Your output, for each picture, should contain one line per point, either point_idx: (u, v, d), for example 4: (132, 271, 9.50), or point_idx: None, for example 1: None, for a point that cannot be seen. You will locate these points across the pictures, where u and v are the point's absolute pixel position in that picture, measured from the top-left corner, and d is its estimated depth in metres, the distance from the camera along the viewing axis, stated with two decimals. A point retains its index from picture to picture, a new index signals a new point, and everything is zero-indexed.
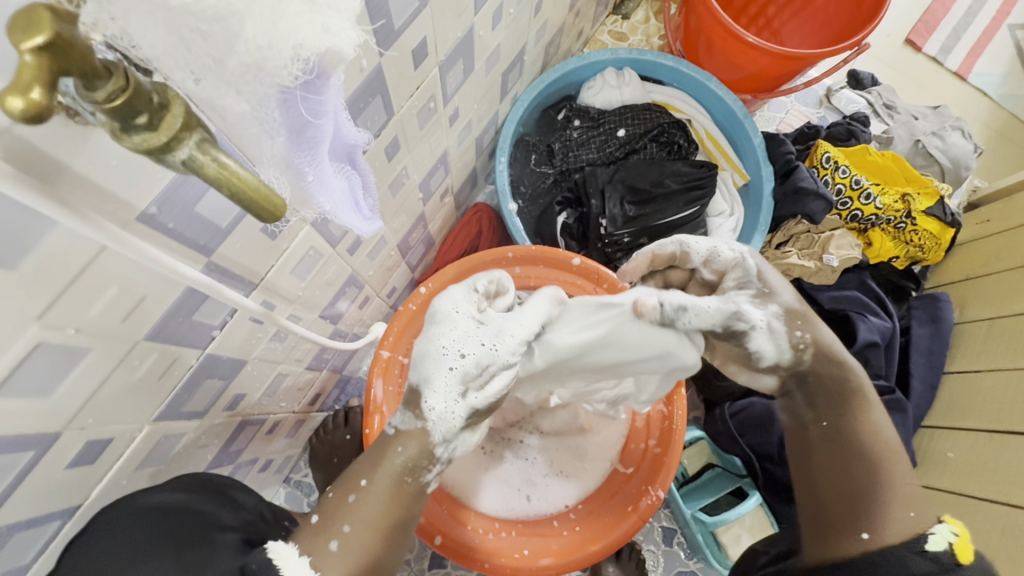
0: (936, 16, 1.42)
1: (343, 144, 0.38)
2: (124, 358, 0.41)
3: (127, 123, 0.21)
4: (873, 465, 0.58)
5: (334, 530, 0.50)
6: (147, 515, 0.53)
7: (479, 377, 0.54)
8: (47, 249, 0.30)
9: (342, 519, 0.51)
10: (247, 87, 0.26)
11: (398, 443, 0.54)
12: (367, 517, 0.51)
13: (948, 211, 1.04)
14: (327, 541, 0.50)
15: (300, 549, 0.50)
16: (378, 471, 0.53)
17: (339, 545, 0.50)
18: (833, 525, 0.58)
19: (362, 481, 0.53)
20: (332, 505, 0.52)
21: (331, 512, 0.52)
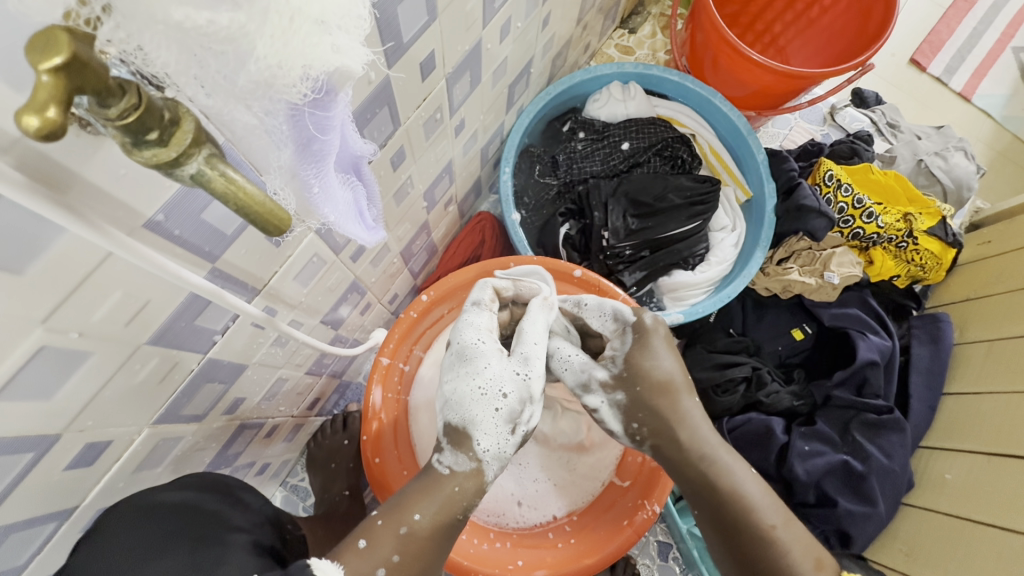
0: (942, 36, 1.43)
1: (349, 156, 0.38)
2: (125, 362, 0.41)
3: (138, 139, 0.21)
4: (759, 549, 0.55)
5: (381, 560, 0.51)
6: (159, 513, 0.53)
7: (521, 411, 0.59)
8: (55, 254, 0.30)
9: (390, 548, 0.51)
10: (256, 102, 0.26)
11: (453, 481, 0.56)
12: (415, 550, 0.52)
13: (949, 231, 1.04)
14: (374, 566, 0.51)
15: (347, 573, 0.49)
16: (430, 503, 0.55)
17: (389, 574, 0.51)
18: None
19: (415, 514, 0.54)
20: (378, 531, 0.52)
21: (379, 539, 0.52)
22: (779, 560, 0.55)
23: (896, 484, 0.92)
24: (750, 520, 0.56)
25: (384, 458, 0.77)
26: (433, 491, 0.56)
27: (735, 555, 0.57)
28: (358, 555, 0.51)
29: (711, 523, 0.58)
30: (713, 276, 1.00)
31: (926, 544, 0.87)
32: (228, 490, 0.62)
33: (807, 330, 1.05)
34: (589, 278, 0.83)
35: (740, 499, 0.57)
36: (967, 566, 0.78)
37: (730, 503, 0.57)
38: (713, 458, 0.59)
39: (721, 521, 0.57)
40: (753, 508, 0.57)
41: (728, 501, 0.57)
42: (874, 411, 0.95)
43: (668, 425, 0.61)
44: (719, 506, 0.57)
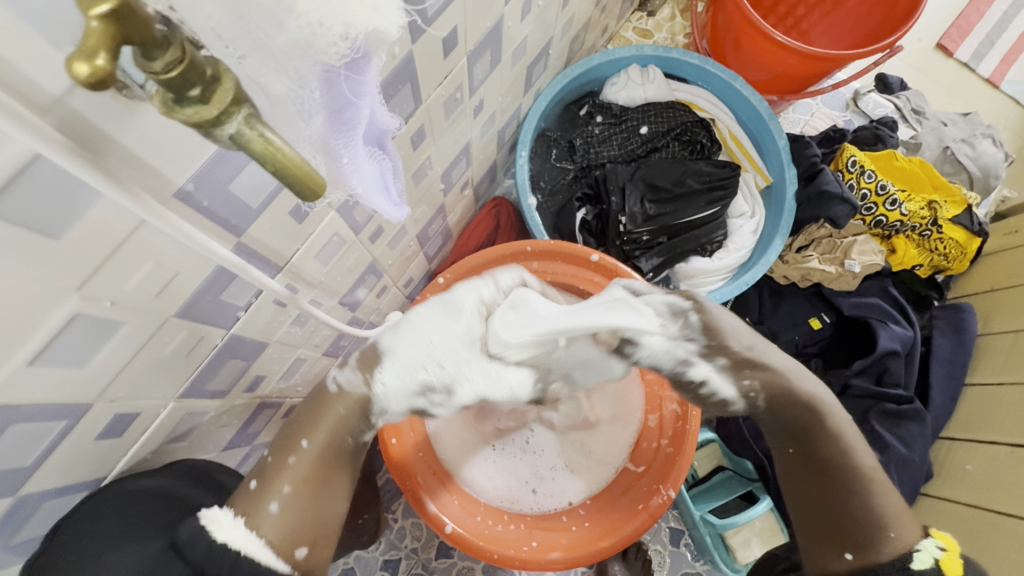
0: (970, 20, 1.39)
1: (375, 129, 0.38)
2: (155, 333, 0.42)
3: (181, 95, 0.21)
4: (851, 487, 0.58)
5: (274, 493, 0.52)
6: (132, 503, 0.51)
7: (435, 391, 0.62)
8: (91, 220, 0.30)
9: (284, 479, 0.53)
10: (291, 64, 0.26)
11: (338, 401, 0.59)
12: (306, 474, 0.54)
13: (975, 220, 1.02)
14: (268, 502, 0.52)
15: (234, 511, 0.51)
16: (315, 430, 0.57)
17: (281, 505, 0.52)
18: (830, 525, 0.58)
19: (303, 442, 0.56)
20: (271, 469, 0.54)
21: (270, 475, 0.54)
22: (874, 500, 0.57)
23: (914, 474, 0.91)
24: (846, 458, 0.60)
25: (401, 439, 0.78)
26: (321, 415, 0.58)
27: (827, 490, 0.59)
28: (249, 494, 0.52)
29: (802, 459, 0.62)
30: (731, 263, 0.98)
31: (945, 534, 0.86)
32: (207, 475, 0.60)
33: (826, 319, 1.03)
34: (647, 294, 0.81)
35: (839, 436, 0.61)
36: (988, 555, 0.77)
37: (830, 440, 0.61)
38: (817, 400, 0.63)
39: (814, 458, 0.61)
40: (850, 451, 0.60)
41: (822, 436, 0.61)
42: (894, 401, 0.93)
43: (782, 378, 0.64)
44: (818, 441, 0.62)
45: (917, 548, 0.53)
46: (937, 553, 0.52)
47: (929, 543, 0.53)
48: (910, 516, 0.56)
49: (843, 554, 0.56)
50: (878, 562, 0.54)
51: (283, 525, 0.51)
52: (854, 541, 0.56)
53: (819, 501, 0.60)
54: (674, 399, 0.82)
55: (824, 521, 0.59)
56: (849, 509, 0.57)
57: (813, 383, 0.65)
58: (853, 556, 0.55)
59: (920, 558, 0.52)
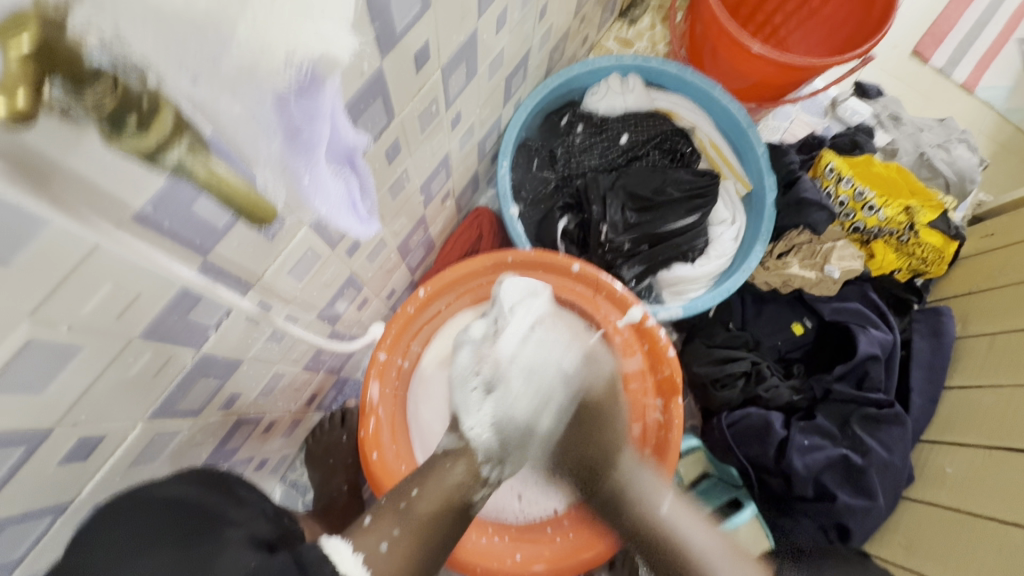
0: (945, 27, 1.42)
1: (341, 146, 0.38)
2: (117, 356, 0.41)
3: (118, 125, 0.23)
4: (691, 569, 0.71)
5: (383, 533, 0.60)
6: (147, 510, 0.51)
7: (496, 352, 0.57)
8: (41, 246, 0.30)
9: (391, 523, 0.61)
10: (243, 91, 0.25)
11: (449, 462, 0.69)
12: (413, 525, 0.62)
13: (951, 225, 1.03)
14: (379, 540, 0.60)
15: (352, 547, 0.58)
16: (427, 484, 0.66)
17: (389, 546, 0.60)
18: None
19: (412, 491, 0.65)
20: (381, 512, 0.62)
21: (383, 516, 0.62)
22: (684, 540, 0.72)
23: (896, 478, 0.91)
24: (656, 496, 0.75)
25: (382, 452, 0.77)
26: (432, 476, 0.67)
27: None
28: (364, 530, 0.60)
29: (657, 551, 0.73)
30: (712, 271, 1.00)
31: (927, 538, 0.86)
32: (224, 485, 0.61)
33: (808, 324, 1.04)
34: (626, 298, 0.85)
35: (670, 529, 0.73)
36: (968, 559, 0.78)
37: (662, 524, 0.73)
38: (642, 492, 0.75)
39: (638, 513, 0.75)
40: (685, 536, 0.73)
41: (641, 490, 0.76)
42: (873, 406, 0.94)
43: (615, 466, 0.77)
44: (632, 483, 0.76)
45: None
46: None
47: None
48: (737, 571, 0.71)
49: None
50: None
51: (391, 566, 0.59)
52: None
53: (656, 554, 0.73)
54: (657, 407, 0.84)
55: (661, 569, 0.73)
56: None
57: (635, 470, 0.77)
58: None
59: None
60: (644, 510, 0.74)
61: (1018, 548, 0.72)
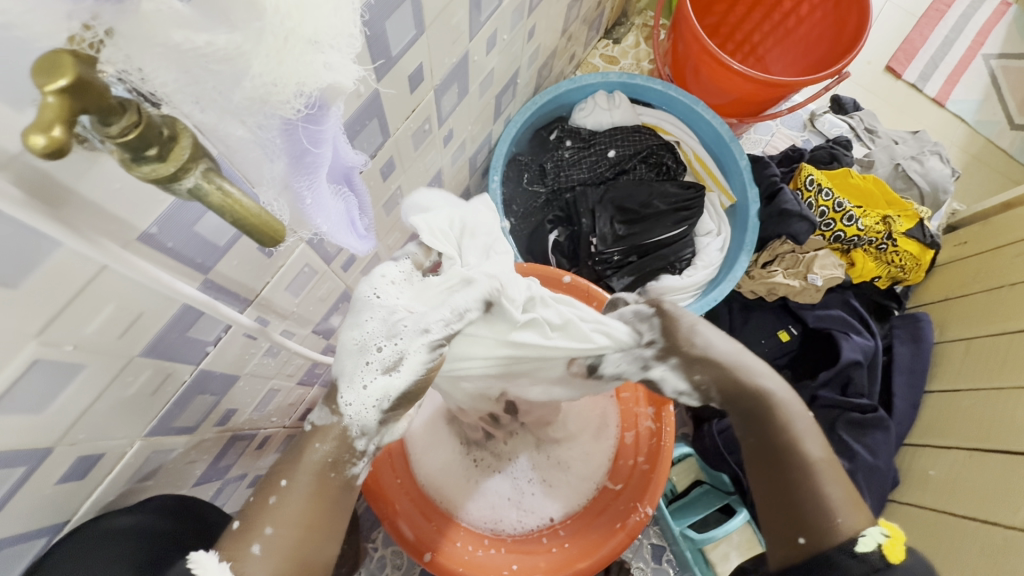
0: (915, 44, 1.48)
1: (341, 167, 0.40)
2: (118, 374, 0.42)
3: (138, 155, 0.22)
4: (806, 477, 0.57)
5: (257, 534, 0.46)
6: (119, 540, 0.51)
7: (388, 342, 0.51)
8: (51, 267, 0.31)
9: (264, 521, 0.46)
10: (250, 117, 0.27)
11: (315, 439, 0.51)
12: (294, 518, 0.47)
13: (926, 233, 1.07)
14: (250, 544, 0.46)
15: (220, 555, 0.45)
16: (298, 468, 0.49)
17: (262, 550, 0.45)
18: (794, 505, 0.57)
19: (281, 482, 0.49)
20: (253, 511, 0.48)
21: (253, 515, 0.47)
22: (821, 490, 0.57)
23: (881, 481, 0.94)
24: (798, 453, 0.59)
25: (378, 466, 0.77)
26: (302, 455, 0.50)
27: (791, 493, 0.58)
28: (233, 535, 0.46)
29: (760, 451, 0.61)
30: (701, 280, 1.01)
31: (913, 540, 0.88)
32: (193, 512, 0.60)
33: (794, 331, 1.06)
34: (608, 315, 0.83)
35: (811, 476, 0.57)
36: (953, 560, 0.80)
37: (779, 426, 0.60)
38: (771, 421, 0.61)
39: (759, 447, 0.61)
40: (817, 481, 0.57)
41: (780, 445, 0.60)
42: (858, 410, 0.96)
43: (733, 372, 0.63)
44: (770, 431, 0.61)
45: (861, 535, 0.53)
46: (881, 538, 0.52)
47: (874, 529, 0.53)
48: (856, 503, 0.57)
49: (797, 539, 0.56)
50: (826, 550, 0.53)
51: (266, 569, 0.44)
52: (808, 525, 0.56)
53: (777, 490, 0.59)
54: (648, 415, 0.84)
55: (772, 513, 0.59)
56: (808, 511, 0.56)
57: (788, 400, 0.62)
58: (805, 539, 0.55)
59: (863, 541, 0.52)
60: (773, 417, 0.61)
61: (1001, 548, 0.74)
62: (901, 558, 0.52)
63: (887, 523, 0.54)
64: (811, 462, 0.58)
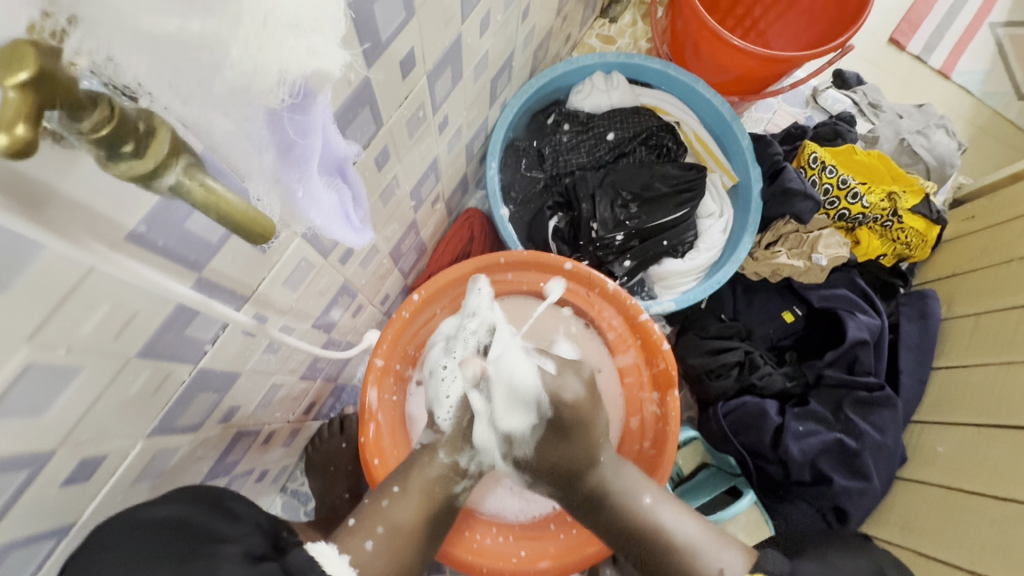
0: (920, 14, 1.44)
1: (333, 157, 0.39)
2: (117, 375, 0.41)
3: (114, 151, 0.21)
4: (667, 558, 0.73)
5: (368, 532, 0.67)
6: (139, 533, 0.49)
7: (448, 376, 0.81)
8: (37, 271, 0.30)
9: (377, 521, 0.68)
10: (234, 108, 0.26)
11: (426, 454, 0.75)
12: (397, 522, 0.68)
13: (932, 209, 1.05)
14: (362, 540, 0.66)
15: (337, 549, 0.64)
16: (408, 482, 0.72)
17: (373, 545, 0.66)
18: None
19: (394, 489, 0.71)
20: (368, 512, 0.69)
21: (367, 516, 0.68)
22: (686, 566, 0.72)
23: (889, 458, 0.93)
24: (656, 534, 0.74)
25: (384, 457, 0.78)
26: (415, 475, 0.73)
27: None
28: (348, 531, 0.67)
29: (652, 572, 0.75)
30: (702, 263, 1.00)
31: (923, 516, 0.88)
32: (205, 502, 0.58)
33: (798, 312, 1.06)
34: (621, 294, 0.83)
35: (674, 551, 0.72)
36: (961, 536, 0.80)
37: (637, 516, 0.74)
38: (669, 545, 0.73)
39: (649, 562, 0.74)
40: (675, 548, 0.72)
41: (674, 555, 0.72)
42: (865, 389, 0.96)
43: (636, 511, 0.74)
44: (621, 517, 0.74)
45: None
46: None
47: None
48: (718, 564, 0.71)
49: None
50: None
51: (376, 562, 0.65)
52: None
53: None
54: (653, 399, 0.84)
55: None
56: None
57: (638, 491, 0.75)
58: None
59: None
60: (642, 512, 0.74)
61: (1011, 523, 0.74)
62: None
63: (753, 574, 0.68)
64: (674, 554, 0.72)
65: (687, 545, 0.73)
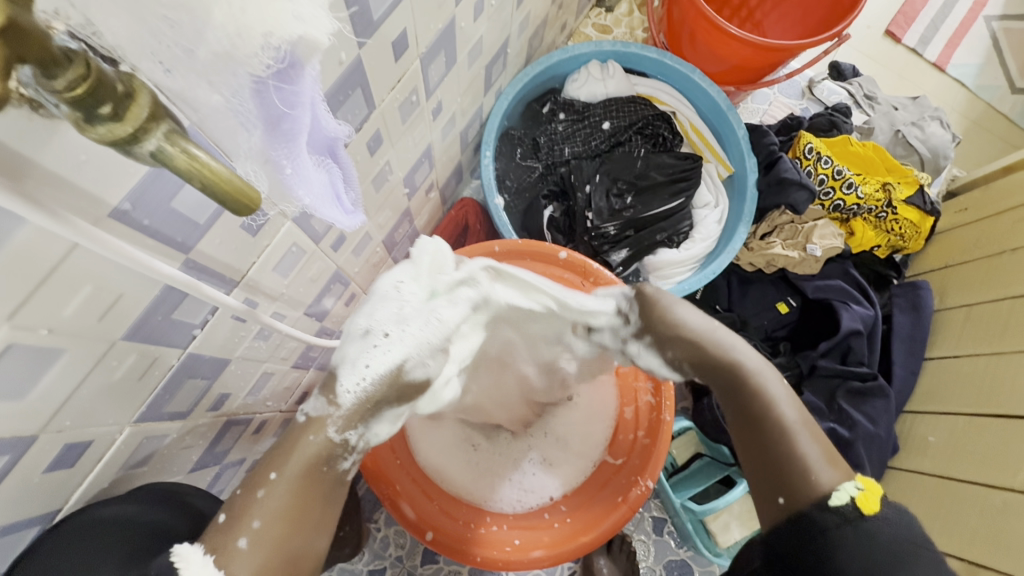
0: (916, 7, 1.44)
1: (323, 136, 0.38)
2: (102, 358, 0.40)
3: (91, 113, 0.20)
4: (768, 425, 0.58)
5: (242, 528, 0.48)
6: (102, 531, 0.49)
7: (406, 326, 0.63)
8: (17, 246, 0.29)
9: (253, 515, 0.49)
10: (218, 78, 0.25)
11: (309, 431, 0.53)
12: (277, 508, 0.49)
13: (927, 200, 1.06)
14: (236, 538, 0.48)
15: (205, 548, 0.48)
16: (289, 460, 0.52)
17: (248, 543, 0.48)
18: (768, 457, 0.57)
19: (272, 475, 0.51)
20: (241, 502, 0.49)
21: (239, 509, 0.49)
22: (791, 445, 0.56)
23: (881, 448, 0.94)
24: (766, 411, 0.59)
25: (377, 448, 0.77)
26: (296, 449, 0.53)
27: (759, 439, 0.58)
28: (219, 528, 0.49)
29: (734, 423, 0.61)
30: (698, 253, 1.00)
31: (915, 504, 0.88)
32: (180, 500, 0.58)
33: (792, 303, 1.06)
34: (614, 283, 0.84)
35: (779, 429, 0.57)
36: (951, 525, 0.81)
37: (748, 394, 0.60)
38: (775, 423, 0.58)
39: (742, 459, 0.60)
40: (786, 432, 0.57)
41: (779, 439, 0.57)
42: (858, 378, 0.96)
43: (738, 383, 0.61)
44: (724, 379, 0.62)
45: (836, 489, 0.53)
46: (853, 491, 0.52)
47: (849, 483, 0.53)
48: (828, 461, 0.56)
49: (776, 499, 0.56)
50: (804, 506, 0.53)
51: (255, 563, 0.47)
52: (785, 486, 0.55)
53: (748, 442, 0.60)
54: (648, 389, 0.84)
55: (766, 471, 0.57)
56: (777, 454, 0.57)
57: (761, 373, 0.61)
58: (785, 500, 0.55)
59: (837, 496, 0.52)
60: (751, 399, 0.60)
61: (1001, 512, 0.74)
62: (875, 510, 0.52)
63: (864, 477, 0.54)
64: (773, 432, 0.57)
65: (790, 425, 0.57)
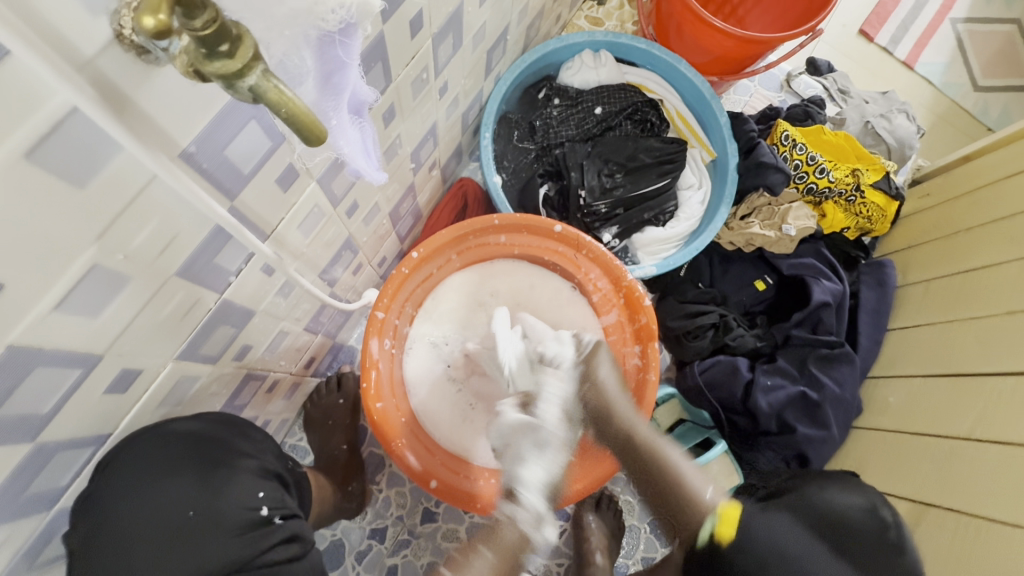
0: (887, 8, 1.53)
1: (357, 99, 0.43)
2: (158, 291, 0.45)
3: (212, 50, 0.26)
4: (656, 480, 0.72)
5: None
6: (176, 443, 0.58)
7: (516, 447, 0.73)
8: (110, 173, 0.34)
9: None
10: (291, 31, 0.32)
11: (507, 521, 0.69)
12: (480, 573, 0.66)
13: (892, 185, 1.14)
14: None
15: None
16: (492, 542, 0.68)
17: None
18: (661, 502, 0.72)
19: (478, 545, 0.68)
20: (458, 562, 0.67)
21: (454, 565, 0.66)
22: (679, 491, 0.71)
23: (846, 411, 1.02)
24: (655, 461, 0.73)
25: (384, 403, 0.83)
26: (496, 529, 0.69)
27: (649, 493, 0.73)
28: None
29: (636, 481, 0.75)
30: (682, 231, 1.07)
31: (875, 459, 0.97)
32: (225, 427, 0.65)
33: (769, 280, 1.13)
34: (608, 256, 0.89)
35: (664, 475, 0.72)
36: (905, 475, 0.89)
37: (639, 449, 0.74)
38: (663, 470, 0.72)
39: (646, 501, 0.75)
40: (675, 477, 0.71)
41: (665, 484, 0.71)
42: (827, 347, 1.04)
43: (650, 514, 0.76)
44: (621, 440, 0.76)
45: (704, 523, 0.68)
46: (715, 523, 0.67)
47: (711, 517, 0.68)
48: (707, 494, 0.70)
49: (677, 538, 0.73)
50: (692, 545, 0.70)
51: None
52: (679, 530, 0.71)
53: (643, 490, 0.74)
54: (634, 354, 0.90)
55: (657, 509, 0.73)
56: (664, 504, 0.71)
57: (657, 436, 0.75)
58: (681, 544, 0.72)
59: (704, 534, 0.68)
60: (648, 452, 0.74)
61: (950, 459, 0.83)
62: (729, 538, 0.66)
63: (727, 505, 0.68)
64: (663, 480, 0.72)
65: (677, 475, 0.71)
